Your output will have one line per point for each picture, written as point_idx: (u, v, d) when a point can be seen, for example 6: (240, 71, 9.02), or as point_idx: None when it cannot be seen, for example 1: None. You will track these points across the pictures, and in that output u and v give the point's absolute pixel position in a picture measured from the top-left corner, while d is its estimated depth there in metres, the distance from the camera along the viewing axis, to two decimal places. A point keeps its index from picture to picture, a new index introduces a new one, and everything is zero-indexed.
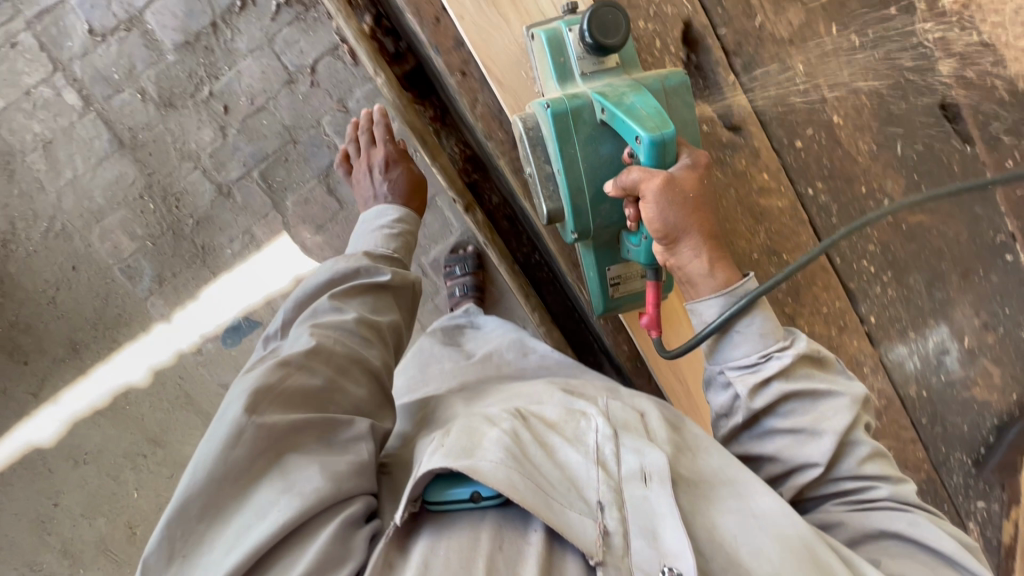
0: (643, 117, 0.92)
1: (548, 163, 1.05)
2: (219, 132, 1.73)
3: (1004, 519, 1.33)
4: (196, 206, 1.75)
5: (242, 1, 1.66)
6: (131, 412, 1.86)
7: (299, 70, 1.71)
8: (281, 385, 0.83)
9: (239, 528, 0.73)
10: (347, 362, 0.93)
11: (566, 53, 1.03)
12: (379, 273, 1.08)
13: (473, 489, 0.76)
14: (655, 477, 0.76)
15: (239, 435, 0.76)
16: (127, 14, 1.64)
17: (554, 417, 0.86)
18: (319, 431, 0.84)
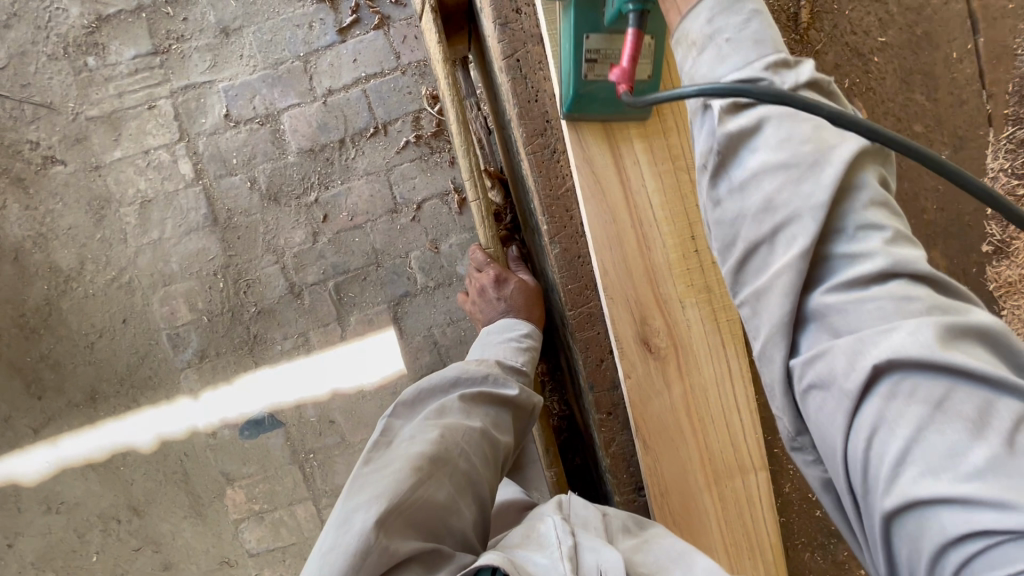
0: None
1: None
2: (310, 237, 1.74)
3: None
4: (263, 296, 1.75)
5: (375, 128, 1.72)
6: (122, 474, 1.76)
7: (405, 203, 1.75)
8: (410, 498, 0.75)
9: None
10: (466, 483, 0.83)
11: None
12: (505, 386, 0.98)
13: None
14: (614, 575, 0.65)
15: (365, 556, 0.69)
16: (266, 111, 1.69)
17: (517, 536, 0.74)
18: (429, 566, 0.72)
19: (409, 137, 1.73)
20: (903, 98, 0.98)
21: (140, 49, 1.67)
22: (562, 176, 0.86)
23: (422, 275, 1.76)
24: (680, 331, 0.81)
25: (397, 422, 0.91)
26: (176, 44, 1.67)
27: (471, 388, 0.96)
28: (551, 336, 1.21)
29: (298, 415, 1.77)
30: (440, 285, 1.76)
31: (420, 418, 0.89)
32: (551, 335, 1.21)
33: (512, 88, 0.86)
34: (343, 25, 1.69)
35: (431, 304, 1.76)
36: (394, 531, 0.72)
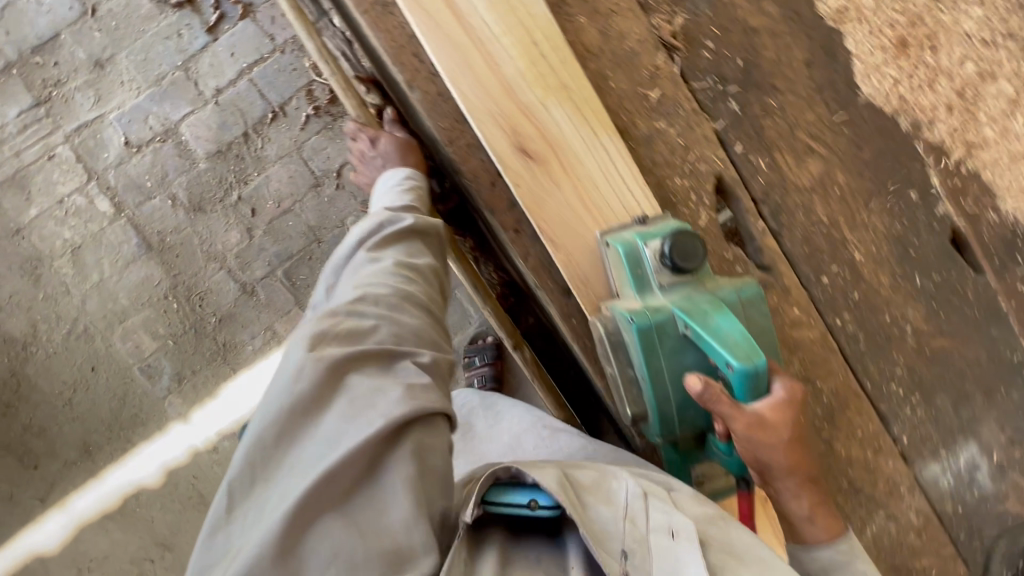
0: (732, 343, 0.78)
1: (630, 365, 0.91)
2: (245, 234, 1.77)
3: None
4: (219, 304, 1.78)
5: (273, 113, 1.76)
6: (141, 514, 1.78)
7: (325, 174, 1.79)
8: (339, 327, 0.73)
9: (297, 482, 0.63)
10: (398, 299, 0.80)
11: (645, 266, 0.88)
12: (401, 220, 0.93)
13: (531, 496, 0.74)
14: (683, 534, 0.73)
15: (300, 373, 0.67)
16: (163, 127, 1.72)
17: (587, 477, 0.81)
18: (381, 361, 0.73)
19: (308, 111, 1.76)
20: None
21: (22, 105, 1.68)
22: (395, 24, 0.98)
23: None
24: (553, 137, 0.94)
25: (314, 305, 0.87)
26: (56, 90, 1.69)
27: (376, 239, 0.90)
28: (467, 210, 1.24)
29: None
30: None
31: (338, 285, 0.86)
32: (466, 210, 1.24)
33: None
34: (210, 24, 1.71)
35: None
36: (329, 348, 0.70)
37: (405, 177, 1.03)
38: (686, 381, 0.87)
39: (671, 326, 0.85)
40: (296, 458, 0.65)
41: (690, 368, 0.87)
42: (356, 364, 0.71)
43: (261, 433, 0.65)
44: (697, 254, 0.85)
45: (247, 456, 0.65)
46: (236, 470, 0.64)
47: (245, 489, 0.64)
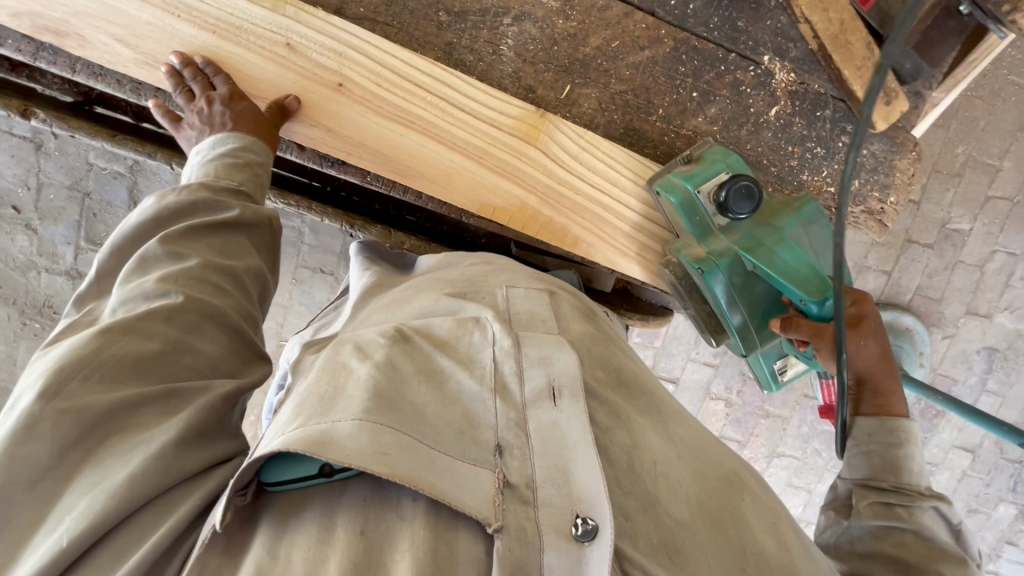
0: (803, 279, 1.01)
1: (705, 302, 1.18)
2: (30, 232, 1.77)
3: (796, 26, 1.14)
4: (67, 301, 1.84)
5: None
6: None
7: (35, 131, 1.68)
8: (101, 357, 0.71)
9: (36, 551, 0.62)
10: (198, 318, 0.80)
11: (701, 211, 1.09)
12: (225, 210, 0.90)
13: (323, 462, 0.65)
14: (565, 393, 0.75)
15: (35, 423, 0.65)
16: None
17: (443, 334, 0.84)
18: (155, 406, 0.73)
19: None
20: None
21: None
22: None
23: (116, 163, 1.72)
24: None
25: (98, 300, 0.81)
26: None
27: (174, 226, 0.86)
28: None
29: None
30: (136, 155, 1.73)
31: (121, 280, 0.81)
32: None
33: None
34: None
35: (148, 174, 1.74)
36: (77, 395, 0.67)
37: (214, 143, 0.95)
38: (759, 303, 1.12)
39: (736, 264, 1.08)
40: (41, 518, 0.64)
41: (761, 292, 1.11)
42: (114, 418, 0.69)
43: None
44: (748, 200, 1.03)
45: None
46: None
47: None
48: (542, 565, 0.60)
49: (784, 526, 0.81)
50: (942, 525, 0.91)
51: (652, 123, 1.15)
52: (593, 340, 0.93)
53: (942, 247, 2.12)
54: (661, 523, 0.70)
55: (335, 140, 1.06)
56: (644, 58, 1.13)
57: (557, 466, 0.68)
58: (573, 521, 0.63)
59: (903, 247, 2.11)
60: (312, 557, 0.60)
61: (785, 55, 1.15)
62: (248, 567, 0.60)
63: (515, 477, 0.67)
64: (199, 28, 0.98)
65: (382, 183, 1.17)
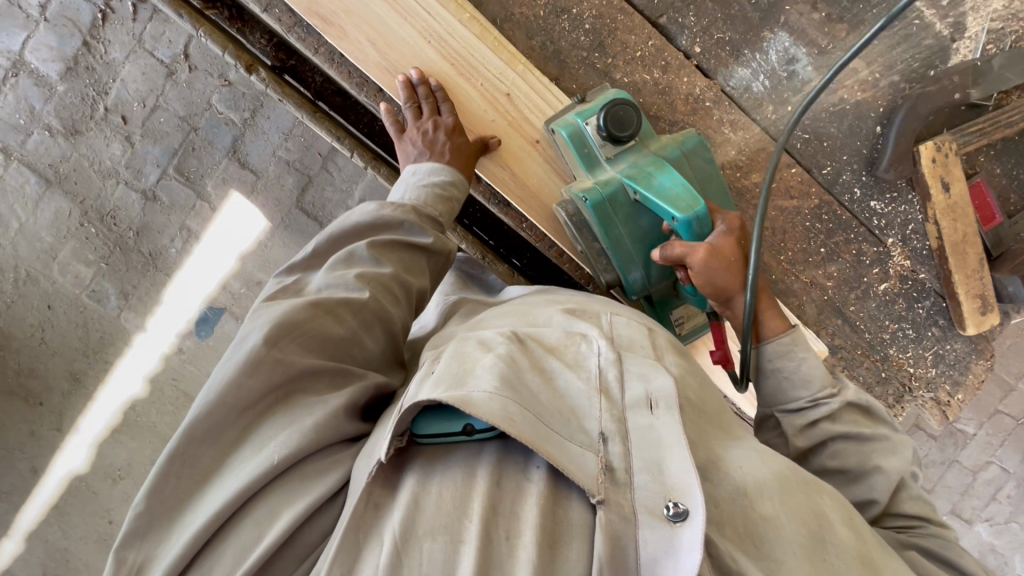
0: (675, 197, 1.02)
1: (596, 240, 1.17)
2: (127, 143, 1.81)
3: (926, 223, 1.37)
4: (130, 217, 1.85)
5: (102, 13, 1.73)
6: (145, 422, 1.99)
7: (174, 60, 1.77)
8: (308, 325, 0.84)
9: (240, 466, 0.78)
10: (375, 317, 0.92)
11: (590, 145, 1.12)
12: (420, 234, 1.03)
13: (467, 421, 0.77)
14: (661, 404, 0.82)
15: (256, 365, 0.79)
16: (10, 61, 1.74)
17: (554, 340, 0.91)
18: (332, 377, 0.86)
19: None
20: None
21: None
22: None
23: (235, 112, 1.81)
24: None
25: (305, 273, 0.96)
26: None
27: (383, 236, 0.99)
28: None
29: (230, 294, 1.92)
30: (255, 111, 1.81)
31: (328, 267, 0.94)
32: None
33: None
34: None
35: (260, 132, 1.82)
36: (286, 349, 0.81)
37: (432, 171, 1.09)
38: (644, 237, 1.13)
39: (621, 193, 1.09)
40: (247, 437, 0.81)
41: (644, 225, 1.12)
42: (305, 376, 0.83)
43: (206, 406, 0.78)
44: (627, 124, 1.07)
45: (195, 422, 0.78)
46: (181, 436, 0.78)
47: (192, 459, 0.79)
48: (637, 541, 0.69)
49: (859, 522, 0.83)
50: (860, 416, 1.04)
51: (777, 260, 1.33)
52: (686, 369, 0.99)
53: (945, 442, 2.22)
54: (745, 513, 0.77)
55: (514, 184, 1.21)
56: (792, 206, 1.34)
57: (653, 460, 0.76)
58: (665, 505, 0.71)
59: (911, 430, 2.19)
60: (458, 494, 0.72)
61: (908, 241, 1.38)
62: (404, 496, 0.73)
63: (616, 462, 0.76)
64: (442, 56, 1.14)
65: (533, 234, 1.30)
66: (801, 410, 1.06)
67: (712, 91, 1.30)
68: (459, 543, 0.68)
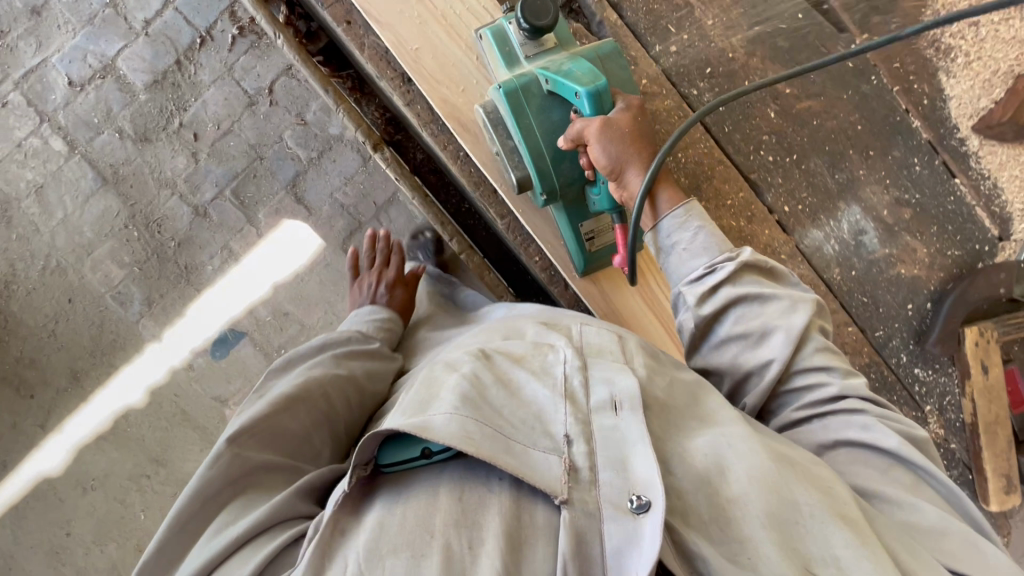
0: (577, 76, 1.12)
1: (510, 137, 1.24)
2: (191, 159, 1.86)
3: (964, 397, 1.50)
4: (176, 229, 1.87)
5: (201, 38, 1.83)
6: (133, 434, 1.92)
7: (258, 92, 1.86)
8: (265, 423, 0.92)
9: (200, 553, 0.81)
10: (321, 418, 1.00)
11: (511, 44, 1.24)
12: (369, 342, 1.27)
13: (425, 445, 0.77)
14: (625, 404, 0.83)
15: (216, 459, 0.86)
16: (101, 64, 1.81)
17: (521, 354, 0.94)
18: (287, 472, 0.91)
19: (234, 32, 1.83)
20: None
21: None
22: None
23: (303, 150, 1.88)
24: None
25: (266, 382, 1.07)
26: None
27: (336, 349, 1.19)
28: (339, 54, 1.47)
29: (255, 320, 1.92)
30: (323, 152, 1.89)
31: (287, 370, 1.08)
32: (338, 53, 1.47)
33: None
34: None
35: (324, 172, 1.89)
36: (245, 446, 0.89)
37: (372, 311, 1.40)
38: (554, 127, 1.20)
39: (533, 83, 1.18)
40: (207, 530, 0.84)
41: (556, 119, 1.20)
42: (262, 472, 0.89)
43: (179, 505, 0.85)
44: (544, 17, 1.16)
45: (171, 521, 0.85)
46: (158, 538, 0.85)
47: (163, 558, 0.85)
48: (603, 535, 0.71)
49: (830, 485, 0.83)
50: (755, 279, 1.06)
51: None
52: (656, 368, 0.97)
53: None
54: (710, 499, 0.78)
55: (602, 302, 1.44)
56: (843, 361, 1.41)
57: (615, 457, 0.78)
58: (628, 499, 0.73)
59: None
60: (420, 514, 0.72)
61: (942, 412, 1.50)
62: (370, 518, 0.74)
63: (580, 462, 0.76)
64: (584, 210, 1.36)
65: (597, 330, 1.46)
66: (704, 280, 1.07)
67: (788, 245, 1.39)
68: (420, 557, 0.68)
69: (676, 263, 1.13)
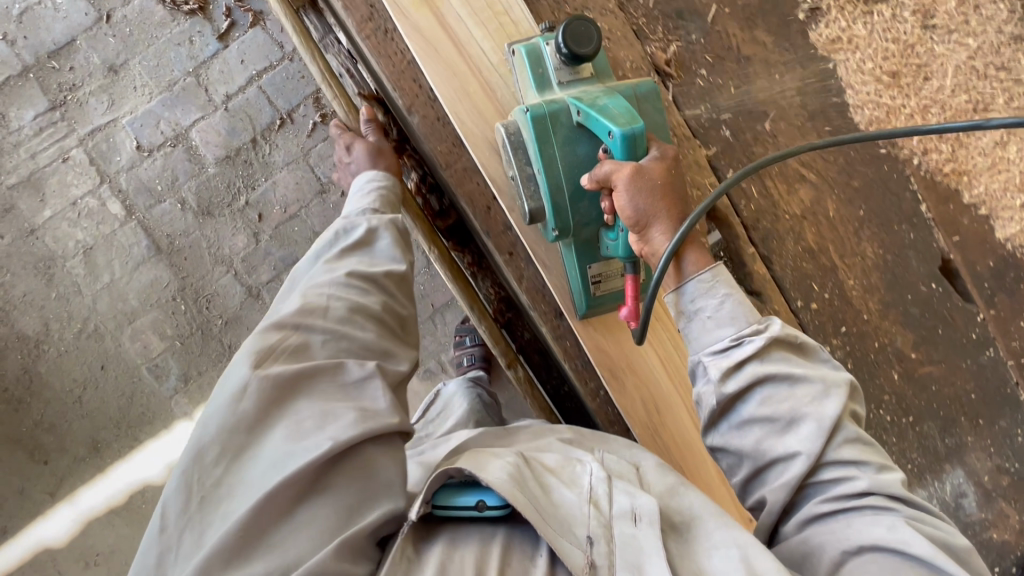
0: (616, 113, 0.79)
1: (529, 164, 0.90)
2: (252, 238, 1.81)
3: None
4: (225, 307, 1.81)
5: (281, 120, 1.78)
6: (146, 510, 1.82)
7: (331, 181, 1.82)
8: (285, 345, 0.76)
9: (248, 484, 0.66)
10: (348, 312, 0.83)
11: (545, 66, 0.90)
12: (355, 228, 0.92)
13: (479, 497, 0.71)
14: (645, 519, 0.68)
15: (244, 388, 0.70)
16: (174, 132, 1.75)
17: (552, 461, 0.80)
18: (325, 377, 0.76)
19: (315, 119, 1.79)
20: None
21: (37, 107, 1.71)
22: (397, 51, 0.98)
23: None
24: None
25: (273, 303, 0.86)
26: (70, 94, 1.71)
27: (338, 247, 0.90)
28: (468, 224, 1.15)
29: None
30: None
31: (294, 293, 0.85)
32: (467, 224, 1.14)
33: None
34: (221, 31, 1.74)
35: None
36: (275, 366, 0.73)
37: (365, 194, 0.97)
38: (576, 166, 0.86)
39: (563, 112, 0.85)
40: (243, 463, 0.67)
41: (583, 158, 0.87)
42: (296, 384, 0.73)
43: (201, 445, 0.67)
44: (589, 41, 0.83)
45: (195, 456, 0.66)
46: (177, 486, 0.65)
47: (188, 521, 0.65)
48: None
49: None
50: (788, 359, 0.77)
51: None
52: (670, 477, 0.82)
53: None
54: None
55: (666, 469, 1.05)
56: None
57: (631, 561, 0.65)
58: None
59: None
60: (478, 560, 0.66)
61: None
62: (430, 563, 0.65)
63: (600, 559, 0.65)
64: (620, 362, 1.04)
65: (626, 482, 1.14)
66: (723, 351, 0.78)
67: None
68: None
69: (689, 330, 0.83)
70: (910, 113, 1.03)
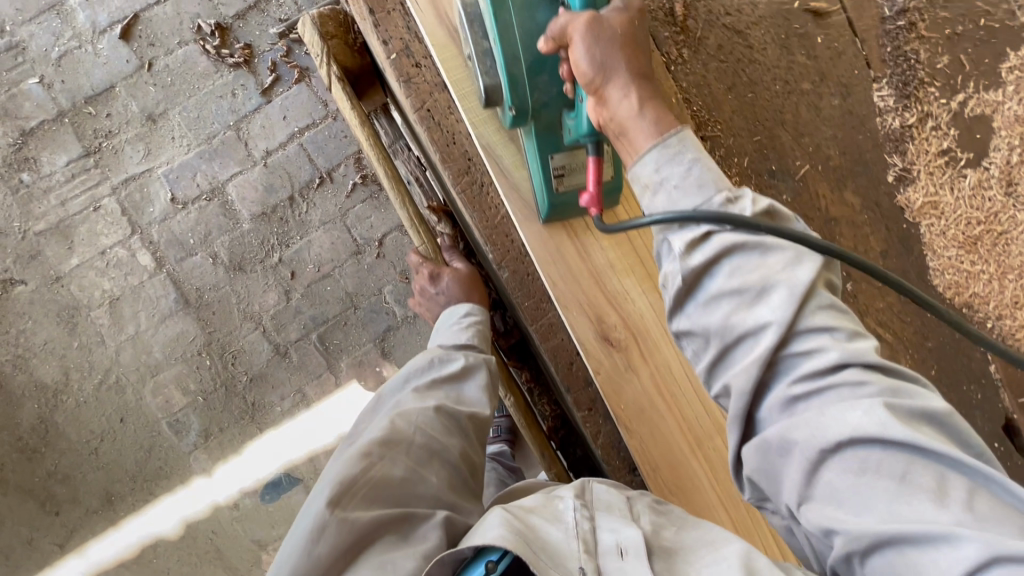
0: None
1: (485, 38, 0.71)
2: (283, 296, 1.77)
3: None
4: (251, 363, 1.78)
5: (320, 178, 1.75)
6: (157, 566, 1.77)
7: (367, 243, 1.79)
8: (366, 478, 0.64)
9: None
10: (427, 455, 0.70)
11: None
12: (450, 361, 0.81)
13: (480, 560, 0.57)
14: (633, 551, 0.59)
15: (321, 530, 0.60)
16: (210, 185, 1.72)
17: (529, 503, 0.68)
18: (399, 528, 0.63)
19: (355, 180, 1.76)
20: (786, 63, 0.96)
21: (71, 154, 1.67)
22: (494, 205, 0.84)
23: (401, 308, 1.80)
24: (635, 320, 0.83)
25: (361, 424, 0.78)
26: (106, 141, 1.68)
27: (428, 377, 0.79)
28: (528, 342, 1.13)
29: (313, 467, 1.80)
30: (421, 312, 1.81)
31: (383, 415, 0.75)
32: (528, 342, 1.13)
33: (429, 138, 0.83)
34: (265, 86, 1.70)
35: (415, 332, 1.81)
36: (353, 507, 0.62)
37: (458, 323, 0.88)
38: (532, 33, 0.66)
39: None
40: None
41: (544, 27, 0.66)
42: (375, 532, 0.61)
43: None
44: None
45: None
46: None
47: None
48: None
49: None
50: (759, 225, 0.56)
51: None
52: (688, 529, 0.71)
53: None
54: None
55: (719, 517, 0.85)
56: None
57: None
58: None
59: None
60: None
61: None
62: None
63: None
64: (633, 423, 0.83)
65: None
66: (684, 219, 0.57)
67: None
68: None
69: (646, 198, 0.59)
70: (994, 278, 0.95)
